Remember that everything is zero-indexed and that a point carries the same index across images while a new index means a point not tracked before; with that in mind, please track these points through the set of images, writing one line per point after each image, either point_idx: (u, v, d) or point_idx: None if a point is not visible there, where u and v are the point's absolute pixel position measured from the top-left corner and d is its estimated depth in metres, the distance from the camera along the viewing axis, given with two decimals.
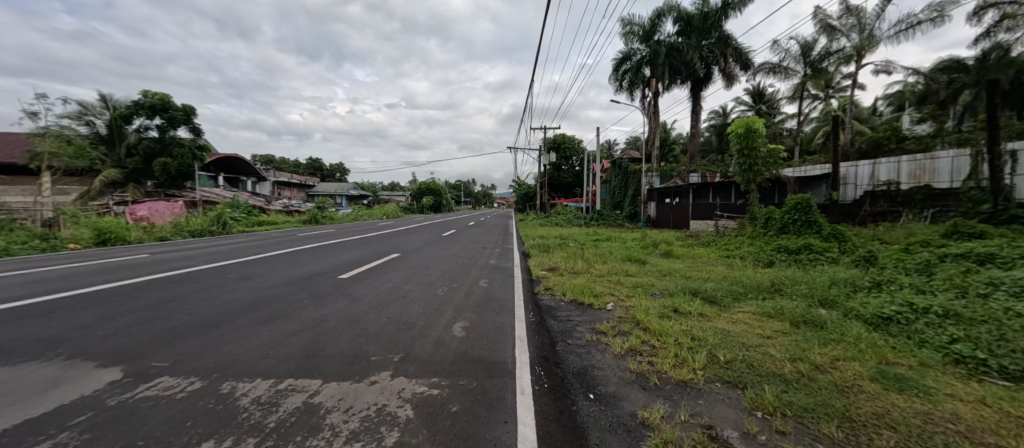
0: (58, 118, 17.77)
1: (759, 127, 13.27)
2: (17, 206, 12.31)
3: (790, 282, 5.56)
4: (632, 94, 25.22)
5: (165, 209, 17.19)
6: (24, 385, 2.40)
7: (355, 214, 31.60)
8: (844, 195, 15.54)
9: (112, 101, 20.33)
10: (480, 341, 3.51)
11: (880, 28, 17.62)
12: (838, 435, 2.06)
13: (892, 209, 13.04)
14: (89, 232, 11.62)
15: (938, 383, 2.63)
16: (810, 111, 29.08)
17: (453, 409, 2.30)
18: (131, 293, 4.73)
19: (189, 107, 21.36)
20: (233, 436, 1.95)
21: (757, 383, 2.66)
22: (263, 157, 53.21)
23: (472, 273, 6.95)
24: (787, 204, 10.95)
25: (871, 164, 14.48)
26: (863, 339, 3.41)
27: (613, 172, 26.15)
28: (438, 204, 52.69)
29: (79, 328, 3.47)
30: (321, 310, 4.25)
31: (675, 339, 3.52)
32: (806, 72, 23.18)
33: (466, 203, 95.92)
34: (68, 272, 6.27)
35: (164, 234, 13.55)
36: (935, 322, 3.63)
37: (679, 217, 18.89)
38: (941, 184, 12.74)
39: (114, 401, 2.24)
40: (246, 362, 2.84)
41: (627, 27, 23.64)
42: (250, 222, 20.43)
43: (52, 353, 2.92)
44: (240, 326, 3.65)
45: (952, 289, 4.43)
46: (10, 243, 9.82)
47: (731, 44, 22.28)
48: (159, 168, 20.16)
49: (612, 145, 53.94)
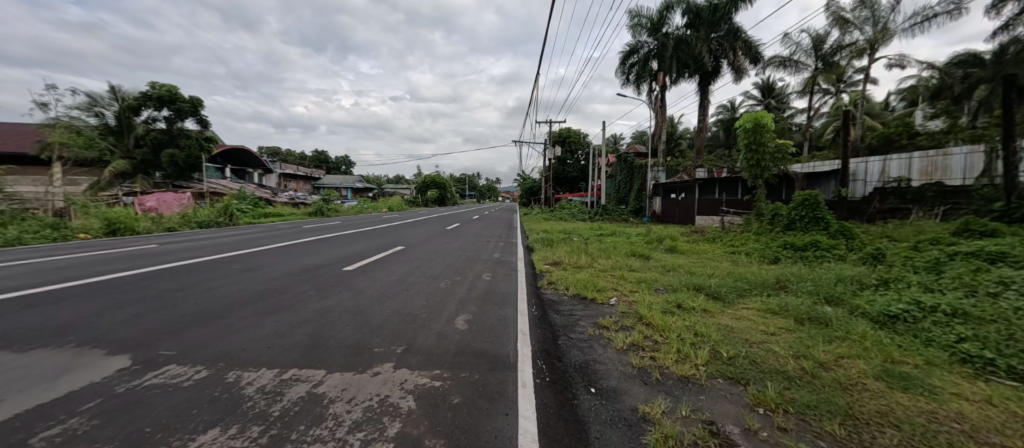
0: (67, 109, 17.88)
1: (768, 122, 13.09)
2: (30, 196, 12.49)
3: (795, 279, 5.52)
4: (639, 88, 25.08)
5: (173, 200, 17.30)
6: (33, 372, 2.45)
7: (360, 207, 31.96)
8: (853, 191, 15.20)
9: (120, 92, 20.38)
10: (482, 334, 3.51)
11: (895, 21, 17.24)
12: (841, 433, 2.05)
13: (902, 206, 12.70)
14: (98, 222, 11.77)
15: (943, 382, 2.61)
16: (820, 106, 28.58)
17: (455, 400, 2.32)
18: (140, 283, 4.80)
19: (196, 98, 21.32)
20: (238, 424, 1.98)
21: (760, 380, 2.65)
22: (270, 150, 54.05)
23: (475, 267, 6.93)
24: (795, 200, 10.87)
25: (882, 160, 14.23)
26: (868, 337, 3.38)
27: (618, 167, 26.18)
28: (442, 198, 52.65)
29: (88, 316, 3.54)
30: (326, 302, 4.29)
31: (678, 335, 3.49)
32: (817, 66, 22.72)
33: (468, 197, 95.48)
34: (78, 261, 6.37)
35: (172, 225, 13.78)
36: (943, 320, 3.59)
37: (685, 211, 18.73)
38: (953, 181, 12.55)
39: (123, 388, 2.28)
40: (251, 351, 2.88)
41: (635, 19, 23.21)
42: (256, 214, 20.70)
43: (61, 340, 2.96)
44: (245, 316, 3.69)
45: (962, 289, 4.36)
46: (21, 233, 9.95)
47: (740, 37, 21.86)
48: (167, 159, 20.33)
49: (619, 139, 53.64)
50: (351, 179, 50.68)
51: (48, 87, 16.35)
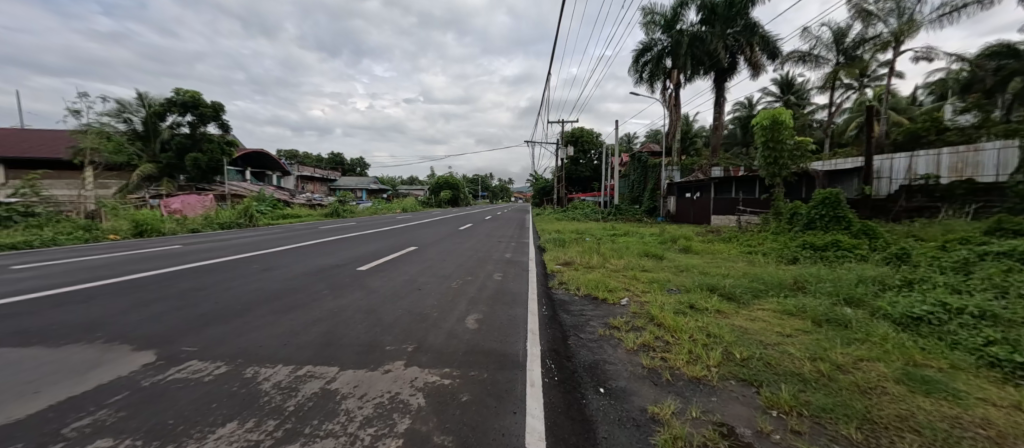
0: (98, 116, 18.69)
1: (786, 119, 12.76)
2: (64, 200, 13.12)
3: (814, 280, 5.37)
4: (652, 86, 24.79)
5: (196, 203, 17.92)
6: (66, 366, 2.58)
7: (375, 209, 32.47)
8: (878, 190, 14.74)
9: (146, 98, 21.18)
10: (492, 333, 3.54)
11: (921, 12, 16.57)
12: (858, 436, 2.01)
13: (930, 204, 12.26)
14: (127, 224, 12.27)
15: (970, 386, 2.51)
16: (842, 101, 27.69)
17: (463, 398, 2.34)
18: (164, 281, 5.00)
19: (218, 104, 21.99)
20: (255, 418, 2.05)
21: (775, 382, 2.60)
22: (288, 152, 55.32)
23: (487, 267, 6.98)
24: (815, 199, 10.57)
25: (908, 157, 13.75)
26: (889, 340, 3.27)
27: (631, 166, 25.93)
28: (455, 198, 52.95)
29: (116, 313, 3.71)
30: (340, 300, 4.40)
31: (690, 336, 3.45)
32: (838, 60, 22.05)
33: (482, 197, 95.92)
34: (108, 261, 6.67)
35: (195, 226, 14.28)
36: (970, 322, 3.44)
37: (700, 211, 18.44)
38: (986, 178, 11.92)
39: (147, 382, 2.38)
40: (268, 348, 2.97)
41: (648, 16, 22.93)
42: (275, 216, 21.28)
43: (92, 336, 3.12)
44: (263, 314, 3.81)
45: (991, 290, 4.19)
46: (57, 234, 10.46)
47: (758, 33, 21.37)
48: (190, 163, 21.06)
49: (633, 138, 53.03)
50: (367, 180, 51.51)
51: (80, 95, 17.13)
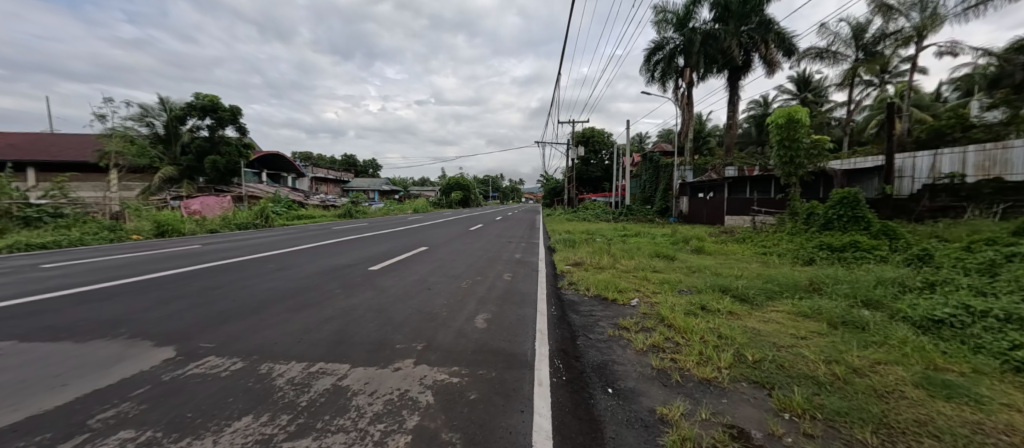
0: (122, 120, 19.35)
1: (803, 117, 12.49)
2: (91, 201, 13.61)
3: (830, 281, 5.24)
4: (664, 85, 24.52)
5: (214, 204, 18.41)
6: (91, 361, 2.69)
7: (387, 210, 32.81)
8: (900, 189, 14.36)
9: (168, 103, 21.84)
10: (501, 332, 3.56)
11: (945, 6, 15.91)
12: (873, 441, 1.96)
13: (954, 204, 11.80)
14: (149, 224, 12.67)
15: (993, 391, 2.43)
16: (862, 98, 26.94)
17: (471, 396, 2.37)
18: (183, 280, 5.15)
19: (235, 107, 22.54)
20: (269, 412, 2.10)
21: (787, 384, 2.56)
22: (302, 155, 56.27)
23: (496, 267, 6.99)
24: (832, 198, 10.33)
25: (932, 154, 13.36)
26: (908, 343, 3.18)
27: (643, 166, 25.68)
28: (466, 199, 53.18)
29: (138, 310, 3.84)
30: (352, 299, 4.46)
31: (701, 337, 3.41)
32: (857, 56, 21.44)
33: (493, 198, 96.13)
34: (131, 260, 6.90)
35: (214, 227, 14.67)
36: (995, 325, 3.32)
37: (713, 211, 18.17)
38: (1014, 177, 11.44)
39: (167, 377, 2.47)
40: (282, 345, 3.04)
41: (660, 15, 22.69)
42: (289, 217, 21.69)
43: (116, 332, 3.24)
44: (277, 313, 3.90)
45: (1018, 292, 4.03)
46: (83, 235, 10.87)
47: (773, 30, 20.95)
48: (209, 165, 21.64)
49: (645, 138, 52.49)
50: (379, 181, 52.12)
51: (105, 100, 17.76)
